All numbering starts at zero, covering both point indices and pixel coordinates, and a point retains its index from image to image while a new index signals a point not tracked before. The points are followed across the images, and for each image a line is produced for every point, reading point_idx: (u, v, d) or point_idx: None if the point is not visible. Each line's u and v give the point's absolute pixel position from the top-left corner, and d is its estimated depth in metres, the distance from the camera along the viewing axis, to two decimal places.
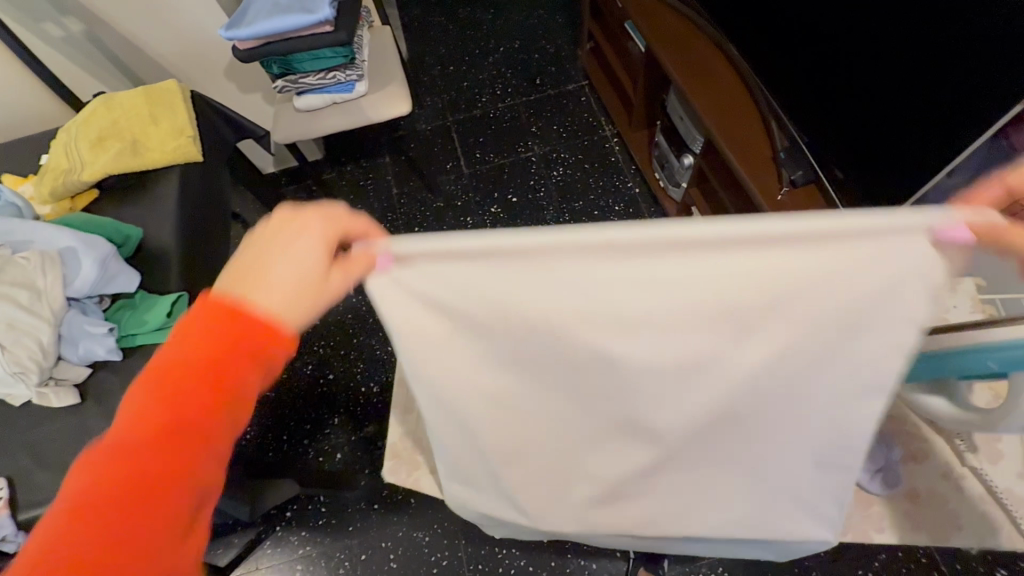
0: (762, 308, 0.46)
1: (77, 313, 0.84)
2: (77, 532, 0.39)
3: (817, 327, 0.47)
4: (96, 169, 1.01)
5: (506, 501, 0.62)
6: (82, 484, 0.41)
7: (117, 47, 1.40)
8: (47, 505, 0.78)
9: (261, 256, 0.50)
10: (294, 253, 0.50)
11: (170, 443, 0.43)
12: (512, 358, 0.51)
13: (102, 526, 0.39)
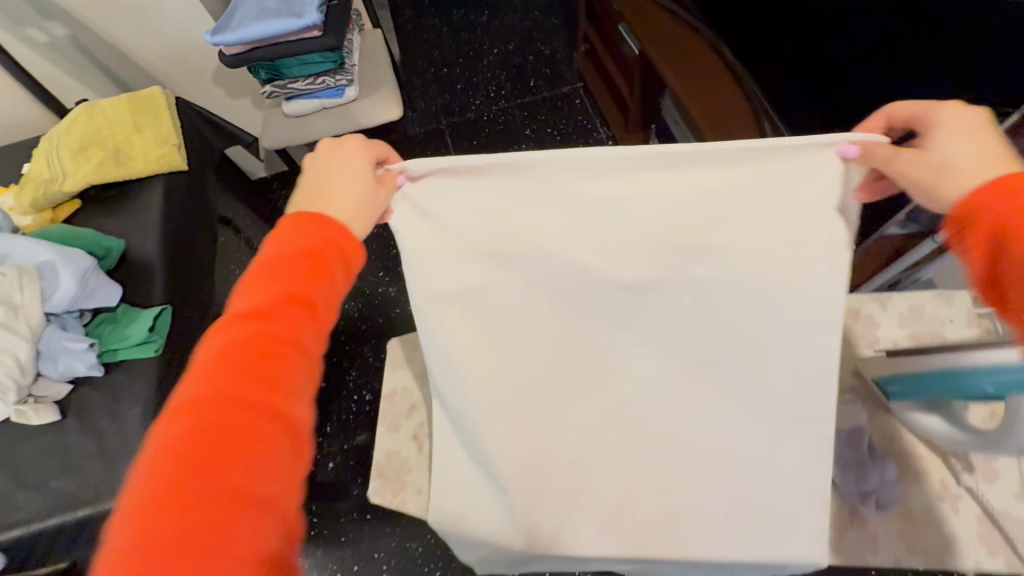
0: (705, 211, 0.59)
1: (56, 329, 0.82)
2: (204, 441, 0.37)
3: (744, 225, 0.60)
4: (78, 179, 1.00)
5: (484, 449, 0.68)
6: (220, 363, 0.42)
7: (102, 52, 1.38)
8: (23, 526, 0.76)
9: (328, 186, 0.56)
10: (355, 180, 0.56)
11: (274, 350, 0.43)
12: (505, 261, 0.63)
13: (227, 432, 0.38)
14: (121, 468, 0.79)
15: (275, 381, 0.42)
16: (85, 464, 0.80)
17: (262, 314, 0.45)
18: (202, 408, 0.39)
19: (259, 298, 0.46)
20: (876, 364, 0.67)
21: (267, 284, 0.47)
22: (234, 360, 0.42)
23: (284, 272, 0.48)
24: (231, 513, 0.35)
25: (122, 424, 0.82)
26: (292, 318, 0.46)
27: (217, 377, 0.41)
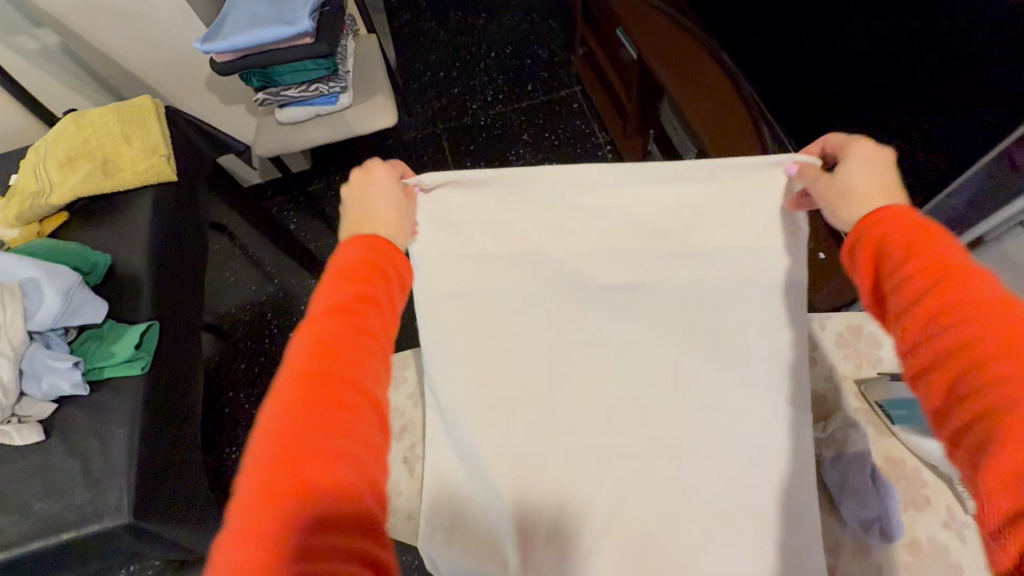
0: (675, 216, 0.62)
1: (39, 347, 0.80)
2: (306, 417, 0.40)
3: (707, 233, 0.62)
4: (65, 191, 0.98)
5: (470, 456, 0.64)
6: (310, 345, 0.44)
7: (93, 59, 1.36)
8: (4, 550, 0.75)
9: (367, 200, 0.58)
10: (391, 194, 0.58)
11: (357, 334, 0.46)
12: (506, 266, 0.64)
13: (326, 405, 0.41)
14: (104, 490, 0.77)
15: (357, 367, 0.44)
16: (67, 486, 0.78)
17: (338, 306, 0.47)
18: (295, 393, 0.41)
19: (334, 293, 0.48)
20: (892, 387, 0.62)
21: (339, 279, 0.49)
22: (318, 350, 0.44)
23: (353, 268, 0.50)
24: (336, 475, 0.38)
25: (107, 443, 0.80)
26: (365, 309, 0.48)
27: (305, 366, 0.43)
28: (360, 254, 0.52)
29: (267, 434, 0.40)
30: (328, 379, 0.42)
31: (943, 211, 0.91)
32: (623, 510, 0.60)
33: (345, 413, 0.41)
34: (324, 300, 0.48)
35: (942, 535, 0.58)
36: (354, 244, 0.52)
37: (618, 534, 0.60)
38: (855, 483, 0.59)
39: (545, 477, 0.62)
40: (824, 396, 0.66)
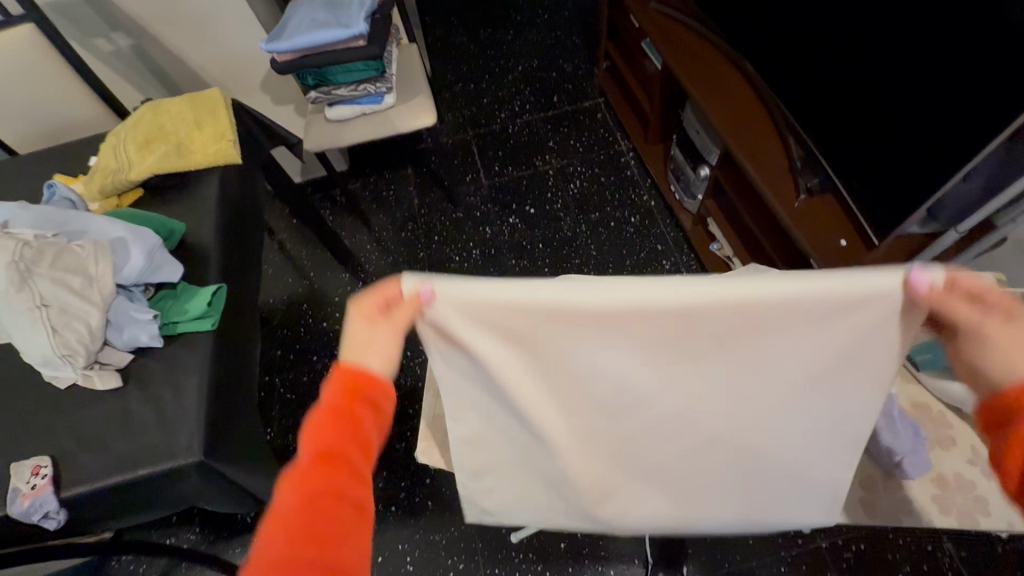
0: None
1: (124, 300, 0.89)
2: None
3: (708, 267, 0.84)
4: (142, 169, 1.07)
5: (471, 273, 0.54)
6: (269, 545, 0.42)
7: (163, 58, 1.48)
8: (86, 484, 0.81)
9: (352, 352, 0.52)
10: (368, 332, 0.50)
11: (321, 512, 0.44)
12: None
13: None
14: (175, 433, 0.83)
15: (328, 531, 0.43)
16: (141, 428, 0.84)
17: (305, 468, 0.46)
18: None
19: (300, 453, 0.48)
20: None
21: (304, 437, 0.49)
22: (279, 519, 0.44)
23: (319, 427, 0.49)
24: None
25: (179, 391, 0.87)
26: (334, 464, 0.47)
27: (264, 539, 0.43)
28: (329, 409, 0.50)
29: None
30: (296, 555, 0.41)
31: (960, 196, 0.97)
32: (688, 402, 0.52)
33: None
34: (295, 461, 0.48)
35: (968, 471, 0.62)
36: (323, 395, 0.51)
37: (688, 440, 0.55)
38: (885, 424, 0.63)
39: (582, 339, 0.47)
40: None
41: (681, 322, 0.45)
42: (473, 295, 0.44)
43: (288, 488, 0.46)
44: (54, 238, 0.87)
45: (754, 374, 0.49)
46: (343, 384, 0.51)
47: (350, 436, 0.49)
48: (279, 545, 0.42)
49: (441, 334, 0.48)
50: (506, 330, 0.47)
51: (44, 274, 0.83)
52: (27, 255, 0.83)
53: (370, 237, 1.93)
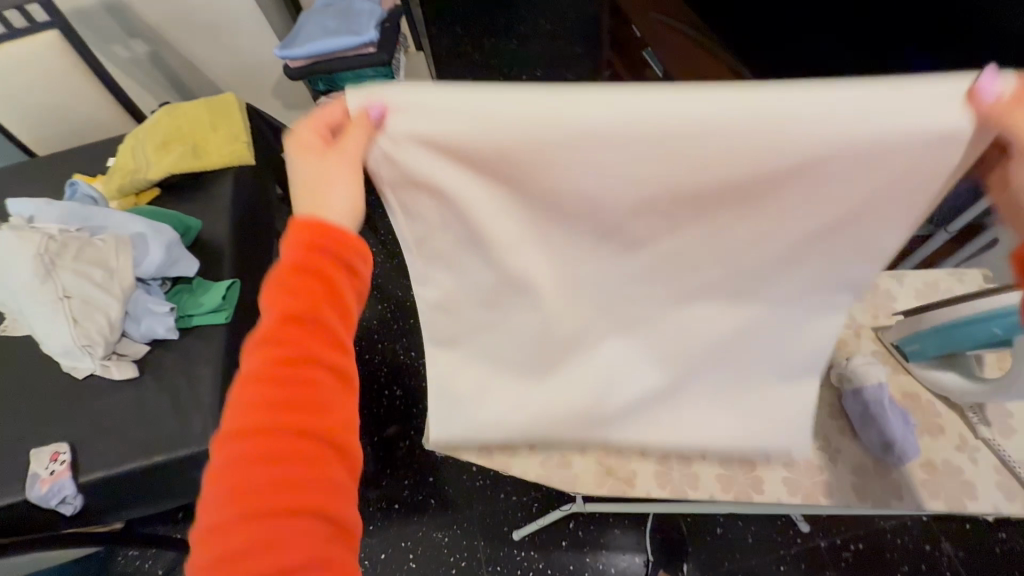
0: None
1: (142, 292, 0.93)
2: (254, 487, 0.36)
3: None
4: (159, 168, 1.10)
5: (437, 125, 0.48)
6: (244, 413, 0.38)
7: (178, 64, 1.53)
8: (103, 470, 0.84)
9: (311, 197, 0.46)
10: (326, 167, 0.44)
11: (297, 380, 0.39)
12: None
13: (288, 461, 0.37)
14: (190, 420, 0.86)
15: (305, 399, 0.39)
16: (158, 416, 0.87)
17: (273, 327, 0.41)
18: (238, 462, 0.37)
19: (265, 309, 0.42)
20: (896, 327, 0.70)
21: (267, 291, 0.42)
22: (250, 383, 0.39)
23: (284, 279, 0.42)
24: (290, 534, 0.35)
25: (194, 381, 0.90)
26: (303, 320, 0.41)
27: (237, 404, 0.39)
28: (294, 258, 0.43)
29: (205, 498, 0.37)
30: (276, 423, 0.38)
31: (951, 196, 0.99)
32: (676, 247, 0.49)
33: (299, 449, 0.37)
34: (259, 322, 0.41)
35: (956, 457, 0.64)
36: (286, 242, 0.44)
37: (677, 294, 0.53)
38: (874, 412, 0.65)
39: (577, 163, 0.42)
40: (845, 340, 0.73)
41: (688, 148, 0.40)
42: (454, 109, 0.40)
43: (257, 348, 0.40)
44: (78, 233, 0.92)
45: (766, 214, 0.45)
46: (308, 231, 0.43)
47: (324, 288, 0.43)
48: (256, 412, 0.38)
49: (414, 168, 0.45)
50: (493, 160, 0.43)
51: (67, 267, 0.86)
52: (53, 248, 0.86)
53: (375, 241, 1.93)
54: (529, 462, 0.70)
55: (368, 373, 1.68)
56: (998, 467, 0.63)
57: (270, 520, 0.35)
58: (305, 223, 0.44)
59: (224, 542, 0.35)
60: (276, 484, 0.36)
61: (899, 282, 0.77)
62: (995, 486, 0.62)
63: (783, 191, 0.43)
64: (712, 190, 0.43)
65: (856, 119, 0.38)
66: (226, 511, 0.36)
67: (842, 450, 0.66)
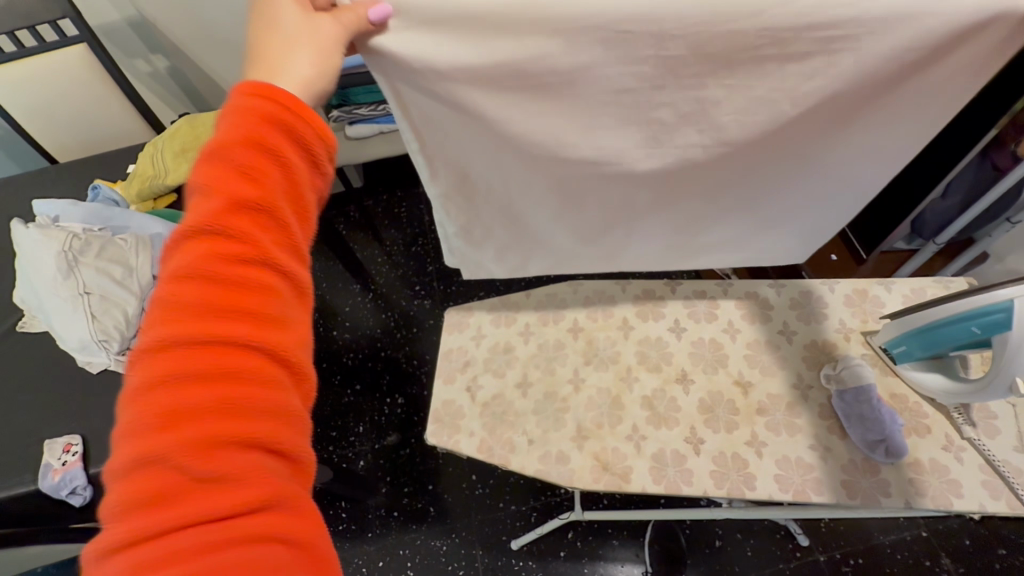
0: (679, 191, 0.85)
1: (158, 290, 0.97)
2: (195, 401, 0.34)
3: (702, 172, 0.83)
4: (178, 176, 1.13)
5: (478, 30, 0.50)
6: (178, 321, 0.36)
7: (198, 78, 1.58)
8: None
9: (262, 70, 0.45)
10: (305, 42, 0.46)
11: (244, 284, 0.38)
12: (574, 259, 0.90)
13: (231, 373, 0.35)
14: None
15: (250, 304, 0.37)
16: None
17: (213, 223, 0.38)
18: (174, 377, 0.34)
19: (200, 203, 0.39)
20: (883, 331, 0.72)
21: (199, 183, 0.39)
22: (184, 288, 0.37)
23: (224, 170, 0.40)
24: (237, 456, 0.34)
25: None
26: (249, 215, 0.40)
27: (166, 312, 0.36)
28: (238, 142, 0.40)
29: (129, 421, 0.34)
30: (218, 331, 0.36)
31: (938, 211, 1.01)
32: (715, 130, 0.55)
33: (246, 363, 0.36)
34: (198, 214, 0.38)
35: (942, 455, 0.66)
36: (223, 126, 0.41)
37: (699, 171, 0.61)
38: (862, 412, 0.67)
39: (609, 51, 0.47)
40: (835, 344, 0.76)
41: (723, 27, 0.46)
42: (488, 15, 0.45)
43: (192, 248, 0.38)
44: (99, 232, 0.97)
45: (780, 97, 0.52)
46: (257, 113, 0.42)
47: (275, 183, 0.41)
48: (191, 320, 0.36)
49: (436, 71, 0.49)
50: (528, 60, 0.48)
51: (89, 264, 0.91)
52: (76, 246, 0.91)
53: (381, 252, 1.95)
54: (528, 457, 0.73)
55: (372, 380, 1.70)
56: (981, 468, 0.65)
57: (209, 443, 0.33)
58: (255, 105, 0.42)
59: (155, 471, 0.32)
60: (217, 401, 0.34)
61: (887, 289, 0.80)
62: (979, 484, 0.64)
63: (832, 63, 0.49)
64: (759, 65, 0.49)
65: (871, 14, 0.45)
66: (159, 434, 0.33)
67: (831, 449, 0.68)
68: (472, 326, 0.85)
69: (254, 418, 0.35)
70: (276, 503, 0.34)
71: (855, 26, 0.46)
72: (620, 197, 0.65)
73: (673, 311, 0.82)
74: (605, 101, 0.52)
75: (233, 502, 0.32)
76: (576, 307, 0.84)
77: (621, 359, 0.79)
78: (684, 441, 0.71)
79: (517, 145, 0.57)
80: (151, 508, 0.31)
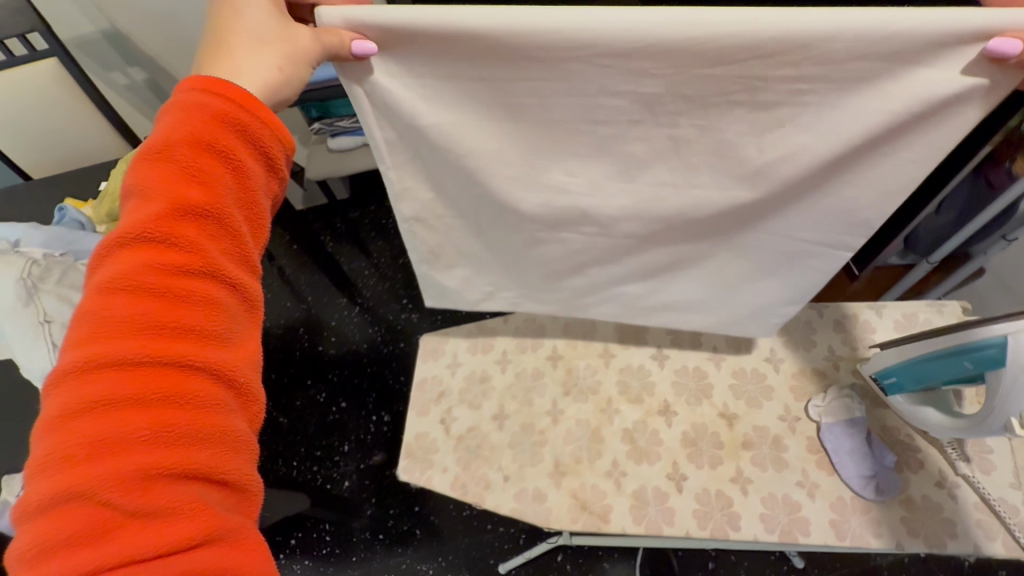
0: None
1: None
2: (128, 423, 0.30)
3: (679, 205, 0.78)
4: None
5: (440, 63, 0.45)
6: (112, 334, 0.31)
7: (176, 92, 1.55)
8: None
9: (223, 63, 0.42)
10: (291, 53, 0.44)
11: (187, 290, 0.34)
12: None
13: (172, 391, 0.31)
14: None
15: (198, 320, 0.34)
16: None
17: (154, 226, 0.34)
18: (106, 398, 0.30)
19: (140, 211, 0.35)
20: (873, 360, 0.69)
21: (143, 186, 0.35)
22: (119, 297, 0.32)
23: (172, 173, 0.36)
24: (177, 489, 0.30)
25: None
26: (198, 225, 0.36)
27: (95, 330, 0.32)
28: (187, 137, 0.37)
29: (46, 457, 0.29)
30: (160, 349, 0.32)
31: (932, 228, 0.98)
32: (685, 168, 0.51)
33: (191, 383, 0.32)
34: (139, 215, 0.34)
35: (935, 493, 0.63)
36: (173, 123, 0.37)
37: (668, 218, 0.56)
38: (852, 447, 0.65)
39: (595, 79, 0.44)
40: (824, 372, 0.73)
41: (708, 71, 0.42)
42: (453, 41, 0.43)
43: (129, 256, 0.34)
44: (61, 257, 0.95)
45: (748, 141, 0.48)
46: (214, 112, 0.38)
47: (229, 186, 0.38)
48: (128, 337, 0.31)
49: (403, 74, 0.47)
50: (490, 80, 0.46)
51: (50, 290, 0.88)
52: (35, 272, 0.88)
53: (368, 264, 1.92)
54: (504, 495, 0.69)
55: (356, 398, 1.66)
56: (972, 504, 0.62)
57: (145, 475, 0.29)
58: (210, 100, 0.38)
59: (79, 510, 0.28)
60: (156, 423, 0.30)
61: (877, 313, 0.77)
62: (973, 524, 0.61)
63: (799, 112, 0.45)
64: (730, 110, 0.45)
65: (828, 66, 0.41)
66: (86, 468, 0.28)
67: (819, 485, 0.65)
68: (448, 353, 0.82)
69: (194, 444, 0.31)
70: (224, 537, 0.30)
71: (821, 80, 0.42)
72: (601, 231, 0.60)
73: (656, 338, 0.79)
74: (577, 128, 0.48)
75: (173, 534, 0.28)
76: (555, 334, 0.81)
77: (601, 390, 0.75)
78: (666, 478, 0.67)
79: (486, 168, 0.53)
80: (73, 551, 0.27)
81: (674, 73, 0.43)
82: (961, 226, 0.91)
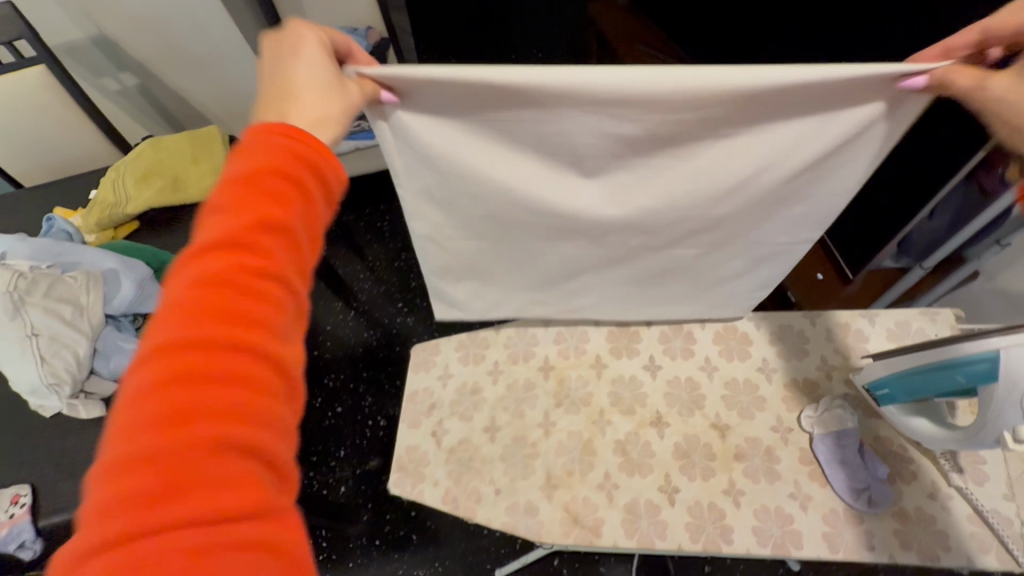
0: None
1: (112, 330, 0.99)
2: (200, 396, 0.28)
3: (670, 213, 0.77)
4: (140, 203, 1.14)
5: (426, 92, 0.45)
6: (188, 313, 0.30)
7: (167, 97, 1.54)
8: (67, 511, 0.85)
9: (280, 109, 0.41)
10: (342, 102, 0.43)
11: (257, 280, 0.33)
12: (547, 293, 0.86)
13: (240, 370, 0.30)
14: None
15: (268, 314, 0.32)
16: None
17: (230, 224, 0.33)
18: (180, 371, 0.29)
19: (218, 214, 0.34)
20: (865, 370, 0.68)
21: (224, 194, 0.35)
22: (193, 282, 0.31)
23: (253, 180, 0.36)
24: (239, 465, 0.27)
25: None
26: (272, 234, 0.35)
27: (172, 310, 0.31)
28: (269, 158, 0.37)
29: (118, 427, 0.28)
30: (234, 331, 0.30)
31: (926, 232, 0.97)
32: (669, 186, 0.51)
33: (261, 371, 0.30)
34: (217, 214, 0.34)
35: (928, 505, 0.63)
36: (255, 145, 0.37)
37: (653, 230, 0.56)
38: (843, 458, 0.65)
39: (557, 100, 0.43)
40: (816, 382, 0.73)
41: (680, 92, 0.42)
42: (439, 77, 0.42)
43: (207, 244, 0.33)
44: (48, 269, 0.95)
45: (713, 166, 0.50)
46: (291, 147, 0.38)
47: (300, 201, 0.37)
48: (202, 319, 0.30)
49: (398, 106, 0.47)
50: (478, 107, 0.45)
51: (37, 302, 0.89)
52: (22, 285, 0.89)
53: (364, 268, 1.91)
54: (495, 509, 0.68)
55: (352, 403, 1.65)
56: (966, 516, 0.62)
57: (212, 448, 0.27)
58: (287, 136, 0.38)
59: (144, 473, 0.26)
60: (227, 399, 0.29)
61: (871, 322, 0.76)
62: (967, 537, 0.61)
63: (756, 142, 0.47)
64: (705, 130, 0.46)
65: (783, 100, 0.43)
66: (156, 435, 0.27)
67: (812, 497, 0.65)
68: (439, 364, 0.81)
69: (261, 429, 0.29)
70: (273, 520, 0.27)
71: (778, 109, 0.44)
72: (586, 244, 0.60)
73: (649, 347, 0.78)
74: (561, 144, 0.48)
75: (226, 505, 0.26)
76: (547, 344, 0.81)
77: (593, 401, 0.75)
78: (658, 491, 0.67)
79: (474, 183, 0.53)
80: (127, 515, 0.25)
81: (654, 95, 0.42)
82: (956, 231, 0.90)
